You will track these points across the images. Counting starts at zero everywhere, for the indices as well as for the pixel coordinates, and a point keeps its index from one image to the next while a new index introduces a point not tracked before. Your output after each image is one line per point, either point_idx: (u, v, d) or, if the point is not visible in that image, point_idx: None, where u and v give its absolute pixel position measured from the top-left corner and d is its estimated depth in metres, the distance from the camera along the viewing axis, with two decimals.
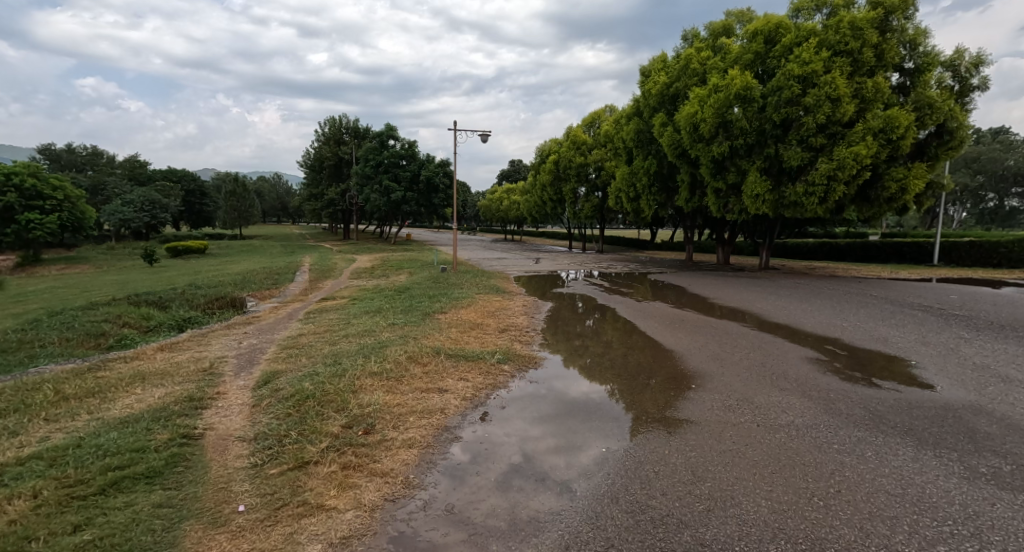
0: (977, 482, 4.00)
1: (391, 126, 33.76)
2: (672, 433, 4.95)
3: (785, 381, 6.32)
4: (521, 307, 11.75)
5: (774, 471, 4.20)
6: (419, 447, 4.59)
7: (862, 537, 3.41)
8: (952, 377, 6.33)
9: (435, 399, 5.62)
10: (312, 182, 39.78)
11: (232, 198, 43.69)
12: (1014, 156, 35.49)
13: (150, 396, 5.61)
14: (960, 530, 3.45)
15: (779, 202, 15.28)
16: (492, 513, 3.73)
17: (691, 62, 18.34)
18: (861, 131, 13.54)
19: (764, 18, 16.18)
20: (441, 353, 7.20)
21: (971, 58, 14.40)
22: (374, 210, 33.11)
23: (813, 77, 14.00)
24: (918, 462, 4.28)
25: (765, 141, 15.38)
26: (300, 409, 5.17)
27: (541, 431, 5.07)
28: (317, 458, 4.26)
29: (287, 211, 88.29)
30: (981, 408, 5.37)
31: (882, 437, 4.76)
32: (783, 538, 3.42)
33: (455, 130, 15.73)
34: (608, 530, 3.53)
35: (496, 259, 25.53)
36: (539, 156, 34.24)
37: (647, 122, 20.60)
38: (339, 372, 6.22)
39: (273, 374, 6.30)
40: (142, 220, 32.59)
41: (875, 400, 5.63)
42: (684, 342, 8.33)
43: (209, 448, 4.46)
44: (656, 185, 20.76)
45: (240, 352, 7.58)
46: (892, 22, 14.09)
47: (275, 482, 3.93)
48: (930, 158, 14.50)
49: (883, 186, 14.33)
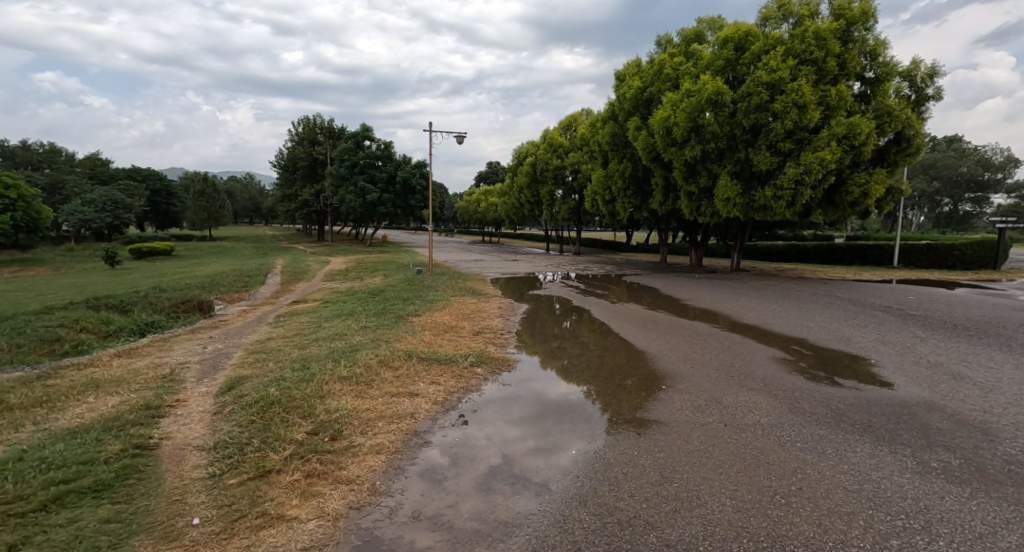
0: (928, 476, 4.14)
1: (367, 126, 33.50)
2: (642, 433, 5.00)
3: (752, 381, 6.44)
4: (497, 309, 11.81)
5: (739, 470, 4.27)
6: (386, 453, 4.51)
7: (820, 533, 3.49)
8: (909, 375, 6.54)
9: (406, 404, 5.55)
10: (285, 182, 39.14)
11: (200, 198, 42.62)
12: (966, 163, 37.38)
13: (104, 405, 5.40)
14: (912, 524, 3.55)
15: (750, 206, 15.59)
16: (466, 517, 3.70)
17: (664, 68, 18.67)
18: (826, 137, 13.93)
19: (733, 25, 16.51)
20: (413, 356, 7.12)
21: (927, 69, 14.98)
22: (349, 211, 32.70)
23: (780, 84, 14.35)
24: (875, 458, 4.41)
25: (736, 146, 15.72)
26: (264, 415, 5.03)
27: (517, 433, 5.06)
28: (280, 467, 4.15)
29: (260, 212, 86.49)
30: (935, 405, 5.54)
31: (843, 435, 4.88)
32: (746, 537, 3.47)
33: (431, 130, 15.58)
34: (575, 534, 3.53)
35: (474, 259, 26.70)
36: (516, 158, 34.34)
37: (622, 125, 20.86)
38: (306, 377, 6.09)
39: (238, 380, 6.13)
40: (103, 220, 31.51)
41: (836, 399, 5.77)
42: (656, 343, 8.43)
43: (164, 458, 4.30)
44: (631, 188, 20.97)
45: (205, 357, 7.38)
46: (853, 32, 14.53)
47: (233, 493, 3.81)
48: (889, 164, 15.05)
49: (846, 191, 14.72)
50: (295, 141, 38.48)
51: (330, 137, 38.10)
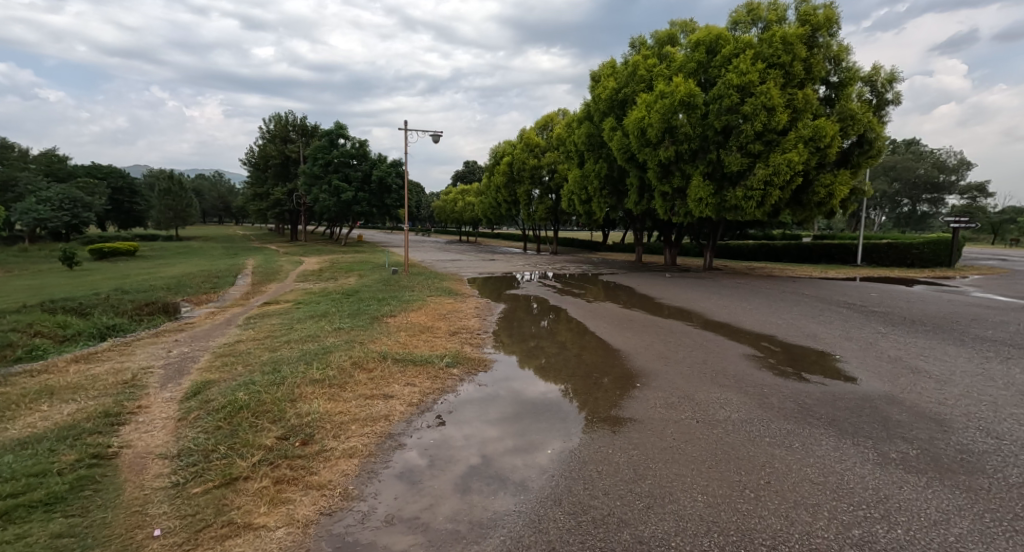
0: (888, 466, 4.27)
1: (341, 124, 33.07)
2: (616, 431, 5.04)
3: (724, 378, 6.56)
4: (473, 309, 11.77)
5: (710, 465, 4.34)
6: (359, 456, 4.44)
7: (787, 525, 3.56)
8: (872, 369, 6.75)
9: (379, 406, 5.48)
10: (256, 180, 38.33)
11: (166, 196, 41.42)
12: (924, 165, 38.92)
13: (59, 413, 5.18)
14: (872, 513, 3.66)
15: (721, 206, 15.87)
16: (443, 517, 3.68)
17: (638, 70, 18.88)
18: (793, 139, 14.31)
19: (705, 28, 16.78)
20: (388, 358, 7.05)
21: (887, 75, 15.50)
22: (323, 210, 32.16)
23: (750, 87, 14.67)
24: (839, 451, 4.53)
25: (708, 147, 15.99)
26: (231, 421, 4.90)
27: (494, 433, 5.03)
28: (248, 473, 4.05)
29: (230, 212, 84.44)
30: (895, 398, 5.73)
31: (808, 429, 5.00)
32: (716, 531, 3.52)
33: (406, 129, 15.48)
34: (550, 534, 3.52)
35: (451, 259, 26.42)
36: (493, 158, 34.32)
37: (597, 126, 21.02)
38: (277, 380, 5.96)
39: (204, 385, 5.96)
40: (61, 219, 30.32)
41: (803, 394, 5.91)
42: (631, 342, 8.50)
43: (124, 468, 4.16)
44: (607, 188, 21.14)
45: (169, 362, 7.15)
46: (818, 38, 14.98)
47: (197, 502, 3.70)
48: (853, 165, 15.53)
49: (813, 191, 15.12)
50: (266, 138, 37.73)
51: (302, 134, 37.45)
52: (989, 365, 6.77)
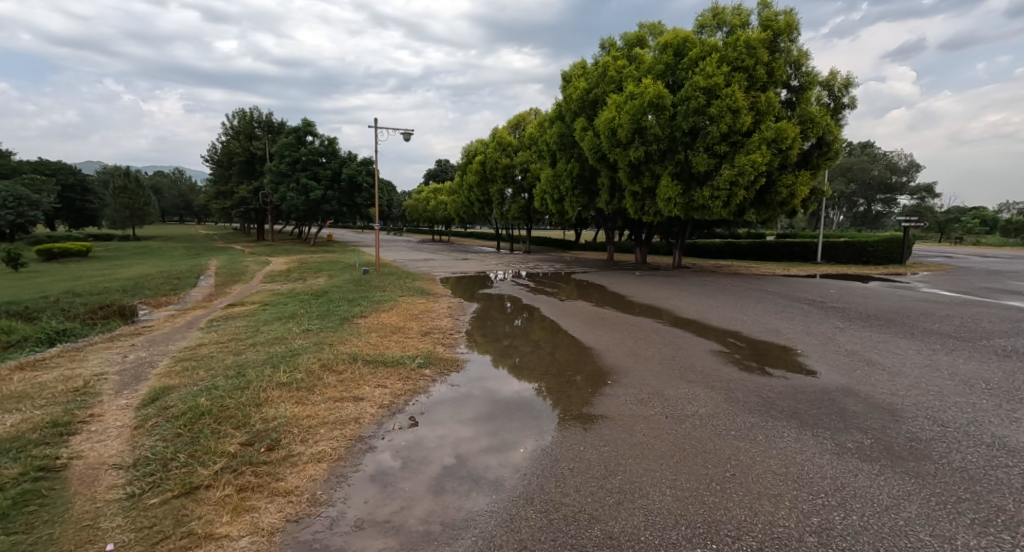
0: (845, 456, 4.44)
1: (309, 121, 32.48)
2: (588, 429, 5.09)
3: (692, 373, 6.70)
4: (446, 308, 11.73)
5: (678, 460, 4.43)
6: (328, 461, 4.38)
7: (751, 516, 3.66)
8: (830, 363, 7.00)
9: (350, 409, 5.40)
10: (220, 178, 37.26)
11: (122, 194, 39.89)
12: (878, 167, 40.67)
13: (2, 425, 4.93)
14: (830, 501, 3.80)
15: (689, 205, 16.19)
16: (416, 519, 3.67)
17: (608, 71, 19.08)
18: (757, 141, 14.71)
19: (673, 31, 17.08)
20: (358, 359, 6.95)
21: (843, 79, 16.09)
22: (291, 209, 31.46)
23: (716, 89, 15.01)
24: (799, 442, 4.69)
25: (676, 148, 16.27)
26: (192, 428, 4.75)
27: (467, 433, 5.02)
28: (209, 482, 3.95)
29: (192, 211, 81.81)
30: (852, 390, 5.97)
31: (771, 422, 5.16)
32: (683, 524, 3.60)
33: (376, 127, 15.32)
34: (522, 532, 3.55)
35: (422, 259, 25.94)
36: (465, 157, 34.27)
37: (568, 126, 21.18)
38: (241, 384, 5.82)
39: (162, 391, 5.76)
40: (6, 218, 28.82)
41: (767, 388, 6.09)
42: (603, 340, 8.61)
43: (74, 480, 4.00)
44: (579, 187, 21.31)
45: (125, 368, 6.89)
46: (780, 43, 15.46)
47: (154, 514, 3.59)
48: (813, 166, 16.05)
49: (776, 191, 15.57)
50: (230, 135, 36.75)
51: (268, 131, 36.61)
52: (937, 357, 7.11)
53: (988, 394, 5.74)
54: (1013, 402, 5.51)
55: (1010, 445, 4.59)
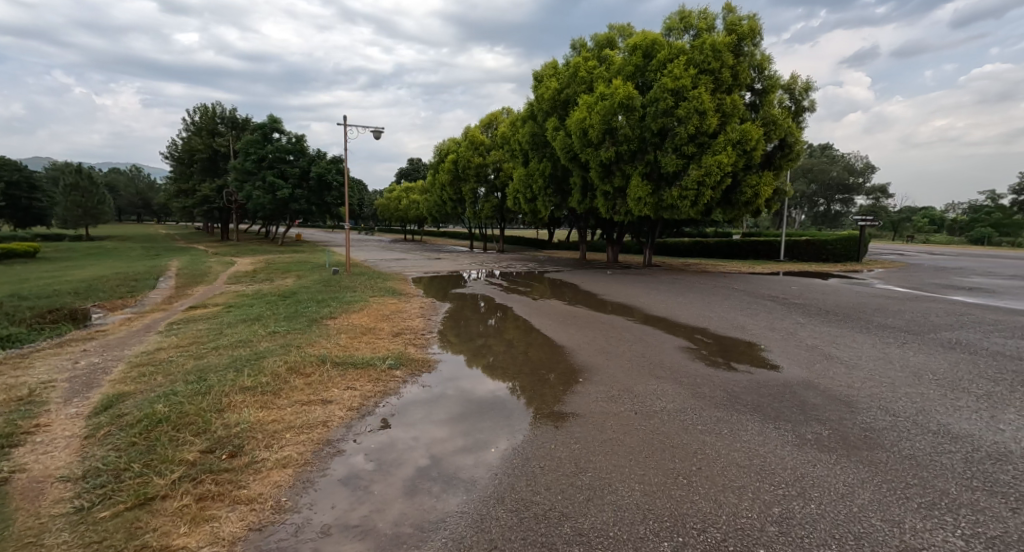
0: (805, 447, 4.57)
1: (275, 117, 31.75)
2: (559, 426, 5.11)
3: (661, 370, 6.81)
4: (417, 309, 11.62)
5: (646, 455, 4.49)
6: (294, 466, 4.27)
7: (716, 508, 3.73)
8: (792, 357, 7.22)
9: (317, 412, 5.29)
10: (181, 176, 36.09)
11: (74, 192, 38.22)
12: (836, 168, 42.16)
13: None
14: (790, 491, 3.90)
15: (658, 205, 16.45)
16: (385, 522, 3.61)
17: (579, 71, 19.20)
18: (723, 142, 15.04)
19: (642, 33, 17.30)
20: (327, 362, 6.81)
21: (803, 83, 16.59)
22: (256, 208, 30.67)
23: (683, 91, 15.27)
24: (762, 435, 4.81)
25: (646, 148, 16.48)
26: (148, 436, 4.58)
27: (439, 433, 4.98)
28: (166, 492, 3.81)
29: (151, 209, 78.92)
30: (812, 383, 6.16)
31: (735, 415, 5.27)
32: (651, 518, 3.64)
33: (345, 125, 15.09)
34: (492, 532, 3.53)
35: (394, 259, 25.46)
36: (437, 155, 34.08)
37: (540, 126, 21.24)
38: (201, 390, 5.63)
39: (116, 398, 5.53)
40: None
41: (732, 383, 6.23)
42: (575, 338, 8.66)
43: (17, 495, 3.81)
44: (552, 187, 21.40)
45: (76, 375, 6.59)
46: (743, 47, 15.86)
47: (105, 527, 3.44)
48: (776, 167, 16.51)
49: (741, 191, 15.95)
50: (191, 131, 35.64)
51: (232, 127, 35.68)
52: (890, 349, 7.41)
53: (936, 384, 6.01)
54: (958, 391, 5.78)
55: (954, 432, 4.81)
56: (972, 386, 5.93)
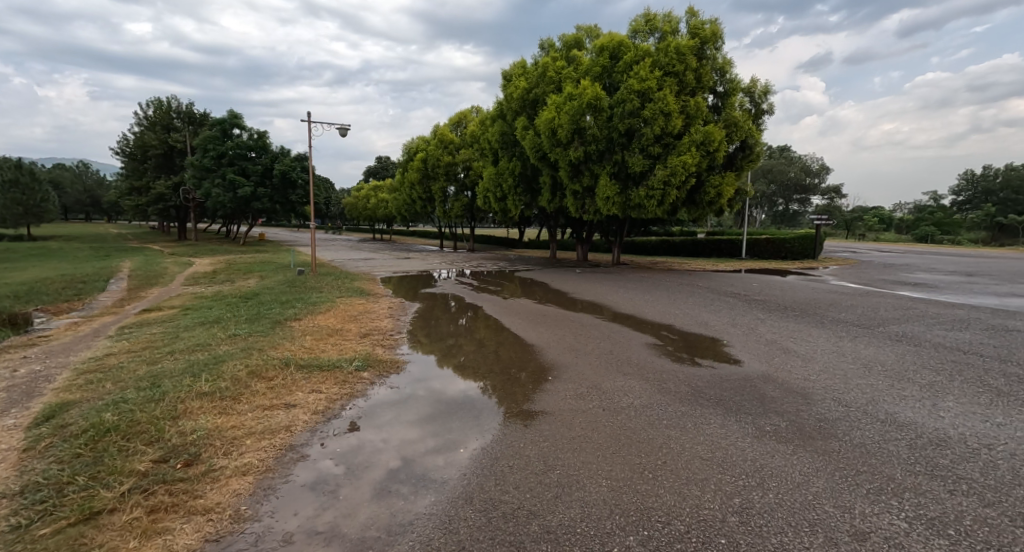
0: (765, 438, 4.69)
1: (235, 113, 30.83)
2: (527, 425, 5.10)
3: (628, 366, 6.88)
4: (385, 309, 11.45)
5: (613, 451, 4.52)
6: (254, 473, 4.13)
7: (680, 501, 3.79)
8: (752, 351, 7.40)
9: (280, 417, 5.14)
10: (133, 173, 34.62)
11: (14, 189, 36.18)
12: (794, 168, 43.73)
13: None
14: (750, 482, 3.99)
15: (626, 204, 16.62)
16: (352, 526, 3.53)
17: (548, 71, 19.27)
18: (687, 142, 15.33)
19: (609, 35, 17.50)
20: (290, 365, 6.63)
21: (762, 87, 17.08)
22: (216, 206, 29.69)
23: (649, 93, 15.49)
24: (724, 428, 4.91)
25: (613, 148, 16.64)
26: (94, 447, 4.36)
27: (409, 434, 4.90)
28: (114, 505, 3.63)
29: (102, 208, 75.40)
30: (773, 377, 6.33)
31: (699, 410, 5.37)
32: (618, 513, 3.66)
33: (309, 121, 14.73)
34: (460, 533, 3.48)
35: (361, 259, 24.93)
36: (405, 154, 33.74)
37: (510, 124, 21.24)
38: (155, 396, 5.40)
39: (60, 408, 5.24)
40: None
41: (696, 378, 6.35)
42: (544, 336, 8.68)
43: None
44: (521, 186, 21.42)
45: (14, 384, 6.20)
46: (706, 50, 16.23)
47: (44, 546, 3.26)
48: (737, 168, 16.94)
49: (704, 191, 16.30)
50: (144, 126, 34.22)
51: (189, 122, 34.48)
52: (842, 343, 7.70)
53: (885, 375, 6.27)
54: (904, 382, 6.04)
55: (900, 420, 5.02)
56: (917, 376, 6.20)
